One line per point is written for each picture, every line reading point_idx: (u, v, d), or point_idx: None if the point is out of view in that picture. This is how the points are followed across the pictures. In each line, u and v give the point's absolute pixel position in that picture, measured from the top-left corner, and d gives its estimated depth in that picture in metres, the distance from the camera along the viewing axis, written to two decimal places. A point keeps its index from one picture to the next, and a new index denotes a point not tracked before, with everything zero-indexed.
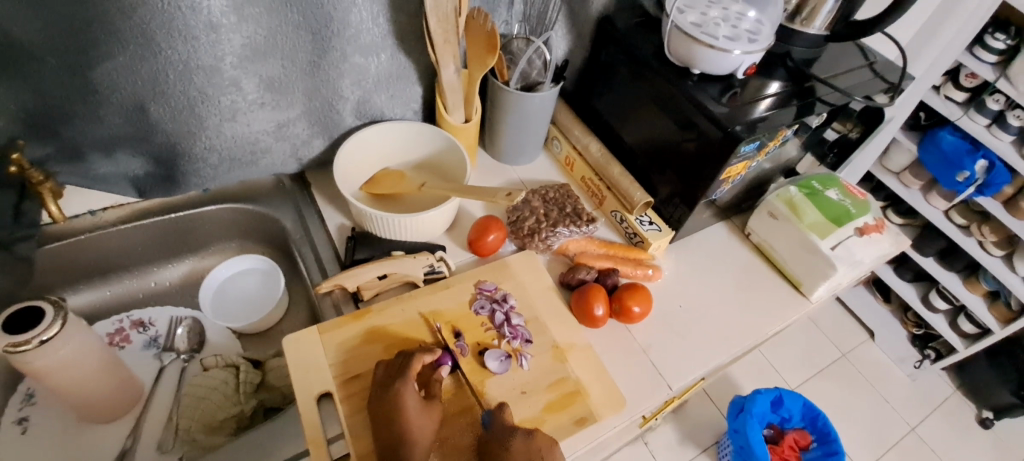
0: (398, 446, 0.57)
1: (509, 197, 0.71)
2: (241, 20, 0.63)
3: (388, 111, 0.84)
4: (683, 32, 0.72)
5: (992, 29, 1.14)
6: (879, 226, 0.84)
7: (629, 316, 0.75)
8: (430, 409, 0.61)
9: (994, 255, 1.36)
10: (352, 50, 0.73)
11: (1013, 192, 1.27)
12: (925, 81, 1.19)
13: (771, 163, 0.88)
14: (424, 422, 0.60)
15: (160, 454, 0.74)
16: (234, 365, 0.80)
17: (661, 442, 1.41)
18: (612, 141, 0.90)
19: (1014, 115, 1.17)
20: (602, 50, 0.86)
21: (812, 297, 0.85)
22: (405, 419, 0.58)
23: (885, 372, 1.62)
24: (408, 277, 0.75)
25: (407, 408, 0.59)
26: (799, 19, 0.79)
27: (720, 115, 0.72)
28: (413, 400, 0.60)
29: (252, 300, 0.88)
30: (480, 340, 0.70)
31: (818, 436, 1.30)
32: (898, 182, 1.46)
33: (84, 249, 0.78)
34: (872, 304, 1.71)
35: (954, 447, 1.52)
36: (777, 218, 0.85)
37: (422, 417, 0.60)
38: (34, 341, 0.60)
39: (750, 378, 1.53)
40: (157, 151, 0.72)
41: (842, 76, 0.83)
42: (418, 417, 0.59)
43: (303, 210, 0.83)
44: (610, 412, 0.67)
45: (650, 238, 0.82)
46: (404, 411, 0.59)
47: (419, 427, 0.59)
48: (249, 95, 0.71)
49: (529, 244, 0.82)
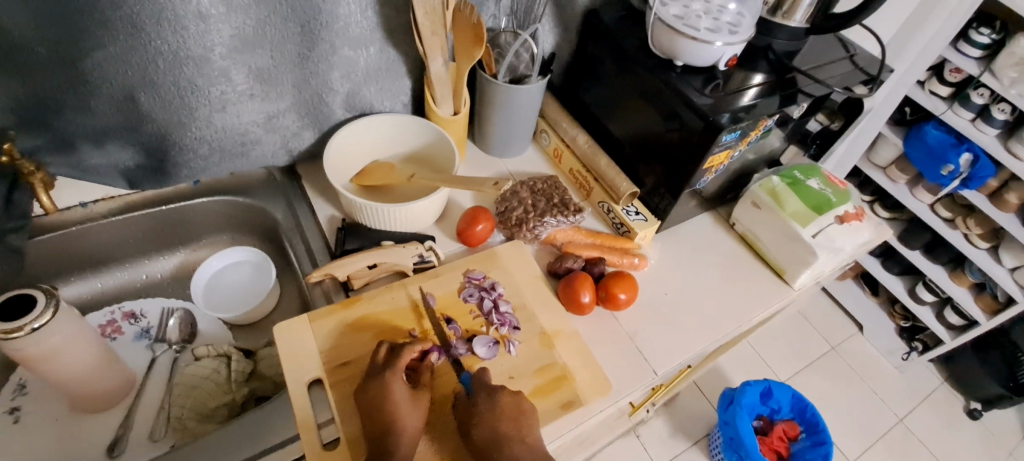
0: (387, 433, 0.58)
1: (496, 186, 0.72)
2: (230, 11, 0.64)
3: (378, 104, 0.85)
4: (666, 25, 0.74)
5: (976, 24, 1.16)
6: (860, 214, 0.86)
7: (615, 302, 0.77)
8: (418, 396, 0.62)
9: (981, 248, 1.38)
10: (341, 43, 0.74)
11: (998, 185, 1.29)
12: (909, 76, 1.21)
13: (754, 154, 0.90)
14: (412, 409, 0.61)
15: (152, 443, 0.74)
16: (225, 355, 0.81)
17: (652, 435, 1.42)
18: (599, 133, 0.92)
19: (998, 109, 1.20)
20: (588, 43, 0.87)
21: (795, 285, 0.87)
22: (393, 406, 0.59)
23: (873, 364, 1.65)
24: (397, 267, 0.76)
25: (395, 394, 0.60)
26: (779, 13, 0.80)
27: (703, 105, 0.73)
28: (401, 387, 0.61)
29: (246, 291, 0.89)
30: (469, 327, 0.72)
31: (806, 426, 1.32)
32: (884, 176, 1.48)
33: (75, 240, 0.80)
34: (860, 297, 1.73)
35: (942, 437, 1.54)
36: (760, 207, 0.86)
37: (410, 406, 0.61)
38: (26, 328, 0.60)
39: (740, 370, 1.55)
40: (147, 142, 0.72)
41: (823, 68, 0.85)
42: (408, 403, 0.61)
43: (294, 202, 0.85)
44: (596, 397, 0.68)
45: (636, 227, 0.83)
46: (393, 397, 0.60)
47: (407, 411, 0.60)
48: (238, 86, 0.72)
49: (517, 234, 0.83)
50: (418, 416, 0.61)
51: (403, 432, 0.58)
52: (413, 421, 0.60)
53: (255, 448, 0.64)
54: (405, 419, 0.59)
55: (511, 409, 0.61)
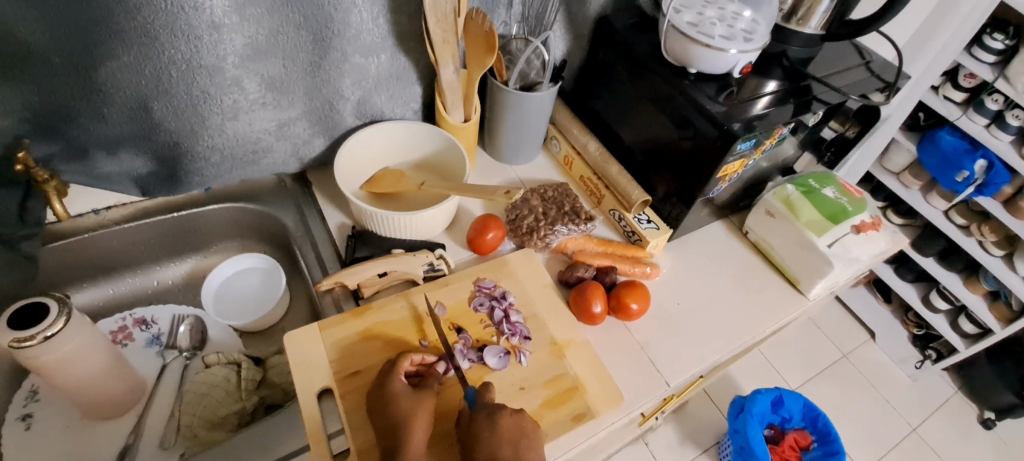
0: (396, 436, 0.58)
1: (508, 194, 0.72)
2: (243, 20, 0.64)
3: (389, 111, 0.85)
4: (679, 32, 0.73)
5: (991, 29, 1.15)
6: (876, 223, 0.85)
7: (627, 313, 0.76)
8: (423, 392, 0.62)
9: (994, 255, 1.36)
10: (352, 51, 0.74)
11: (1013, 192, 1.27)
12: (923, 82, 1.19)
13: (767, 162, 0.89)
14: (417, 403, 0.60)
15: (161, 451, 0.74)
16: (236, 363, 0.81)
17: (662, 443, 1.41)
18: (610, 141, 0.91)
19: (1013, 115, 1.18)
20: (600, 50, 0.87)
21: (809, 295, 0.86)
22: (398, 403, 0.60)
23: (886, 372, 1.62)
24: (408, 275, 0.75)
25: (396, 391, 0.61)
26: (794, 19, 0.79)
27: (716, 113, 0.72)
28: (402, 385, 0.62)
29: (257, 298, 0.89)
30: (480, 337, 0.71)
31: (818, 436, 1.30)
32: (898, 182, 1.46)
33: (88, 246, 0.80)
34: (872, 304, 1.71)
35: (955, 448, 1.52)
36: (774, 216, 0.85)
37: (416, 400, 0.61)
38: (39, 336, 0.61)
39: (750, 378, 1.54)
40: (159, 151, 0.73)
41: (838, 75, 0.83)
42: (410, 398, 0.61)
43: (305, 209, 0.84)
44: (608, 409, 0.67)
45: (648, 236, 0.83)
46: (399, 394, 0.61)
47: (411, 404, 0.60)
48: (250, 95, 0.72)
49: (528, 242, 0.83)
50: (428, 416, 0.60)
51: (411, 430, 0.58)
52: (420, 415, 0.59)
53: (267, 457, 0.64)
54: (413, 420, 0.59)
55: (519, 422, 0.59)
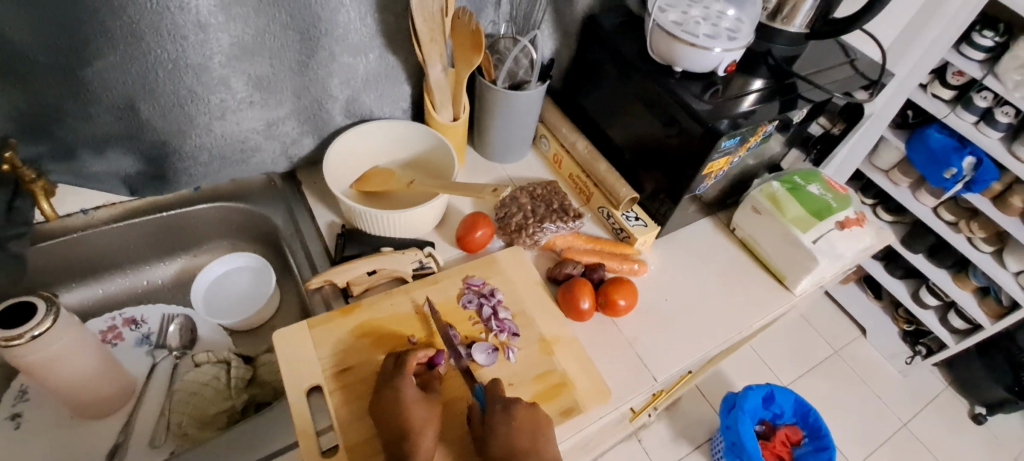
0: (404, 437, 0.58)
1: (495, 192, 0.73)
2: (229, 20, 0.64)
3: (378, 110, 0.85)
4: (664, 31, 0.74)
5: (980, 27, 1.16)
6: (860, 219, 0.85)
7: (615, 309, 0.77)
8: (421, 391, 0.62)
9: (984, 251, 1.37)
10: (340, 50, 0.74)
11: (1002, 189, 1.28)
12: (910, 80, 1.20)
13: (754, 159, 0.89)
14: (416, 400, 0.61)
15: (151, 450, 0.75)
16: (225, 361, 0.81)
17: (654, 440, 1.42)
18: (599, 139, 0.92)
19: (1002, 112, 1.19)
20: (588, 50, 0.87)
21: (795, 291, 0.86)
22: (394, 401, 0.60)
23: (877, 368, 1.64)
24: (397, 273, 0.76)
25: (403, 390, 0.61)
26: (779, 17, 0.81)
27: (702, 111, 0.73)
28: (411, 386, 0.62)
29: (246, 297, 0.89)
30: (469, 334, 0.72)
31: (809, 431, 1.31)
32: (887, 180, 1.47)
33: (78, 245, 0.80)
34: (863, 300, 1.73)
35: (946, 442, 1.53)
36: (760, 212, 0.86)
37: (417, 399, 0.61)
38: (27, 335, 0.61)
39: (742, 375, 1.55)
40: (147, 150, 0.73)
41: (823, 73, 0.84)
42: (415, 397, 0.61)
43: (294, 207, 0.85)
44: (595, 404, 0.68)
45: (636, 233, 0.83)
46: (401, 392, 0.61)
47: (407, 402, 0.60)
48: (237, 94, 0.72)
49: (517, 240, 0.83)
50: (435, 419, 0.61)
51: (422, 431, 0.58)
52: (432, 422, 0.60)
53: (256, 455, 0.64)
54: (422, 425, 0.59)
55: (523, 414, 0.60)
